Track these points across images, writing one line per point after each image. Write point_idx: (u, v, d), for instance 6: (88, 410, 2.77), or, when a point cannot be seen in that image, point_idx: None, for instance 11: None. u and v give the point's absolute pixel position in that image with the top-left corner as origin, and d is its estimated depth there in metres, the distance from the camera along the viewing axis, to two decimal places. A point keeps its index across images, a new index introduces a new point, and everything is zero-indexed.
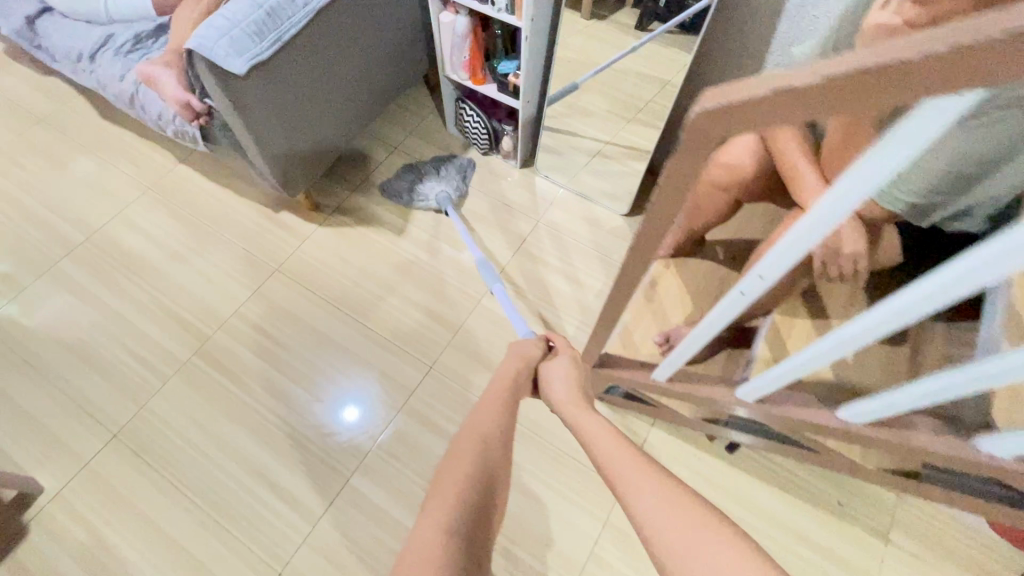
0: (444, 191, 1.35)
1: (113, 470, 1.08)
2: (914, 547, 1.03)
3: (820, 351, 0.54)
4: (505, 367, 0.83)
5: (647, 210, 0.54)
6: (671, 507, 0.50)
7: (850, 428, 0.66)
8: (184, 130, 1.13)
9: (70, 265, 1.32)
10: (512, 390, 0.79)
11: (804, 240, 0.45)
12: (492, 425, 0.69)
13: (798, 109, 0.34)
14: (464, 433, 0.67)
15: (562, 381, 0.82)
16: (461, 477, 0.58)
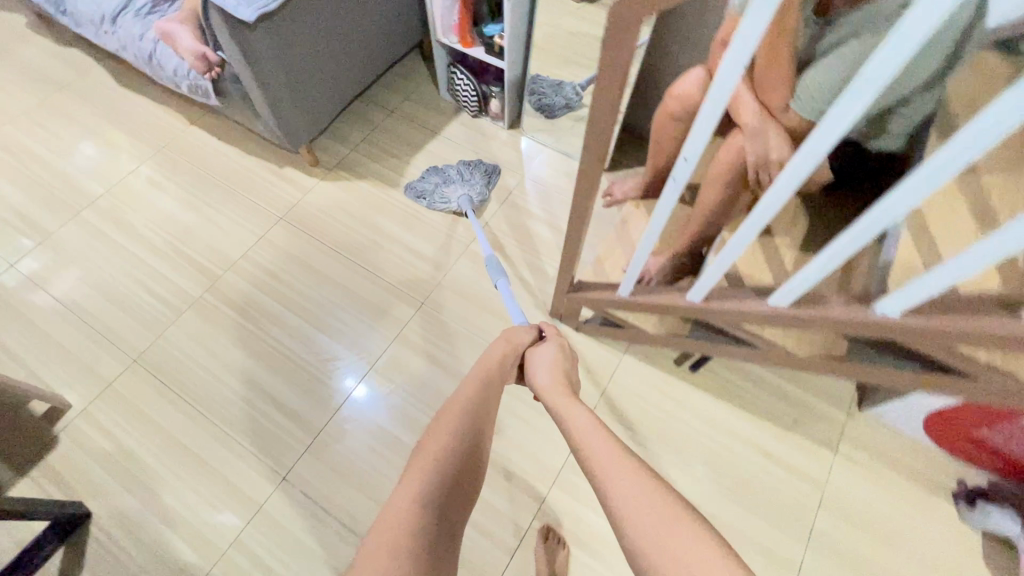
0: (463, 195, 1.37)
1: (134, 389, 1.19)
2: (860, 457, 1.13)
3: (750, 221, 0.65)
4: (493, 348, 0.89)
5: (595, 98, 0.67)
6: (626, 497, 0.55)
7: (777, 311, 0.77)
8: (198, 84, 1.25)
9: (93, 214, 1.43)
10: (499, 374, 0.84)
11: (714, 110, 0.56)
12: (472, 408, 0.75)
13: None
14: (443, 418, 0.73)
15: (545, 367, 0.87)
16: (435, 461, 0.65)
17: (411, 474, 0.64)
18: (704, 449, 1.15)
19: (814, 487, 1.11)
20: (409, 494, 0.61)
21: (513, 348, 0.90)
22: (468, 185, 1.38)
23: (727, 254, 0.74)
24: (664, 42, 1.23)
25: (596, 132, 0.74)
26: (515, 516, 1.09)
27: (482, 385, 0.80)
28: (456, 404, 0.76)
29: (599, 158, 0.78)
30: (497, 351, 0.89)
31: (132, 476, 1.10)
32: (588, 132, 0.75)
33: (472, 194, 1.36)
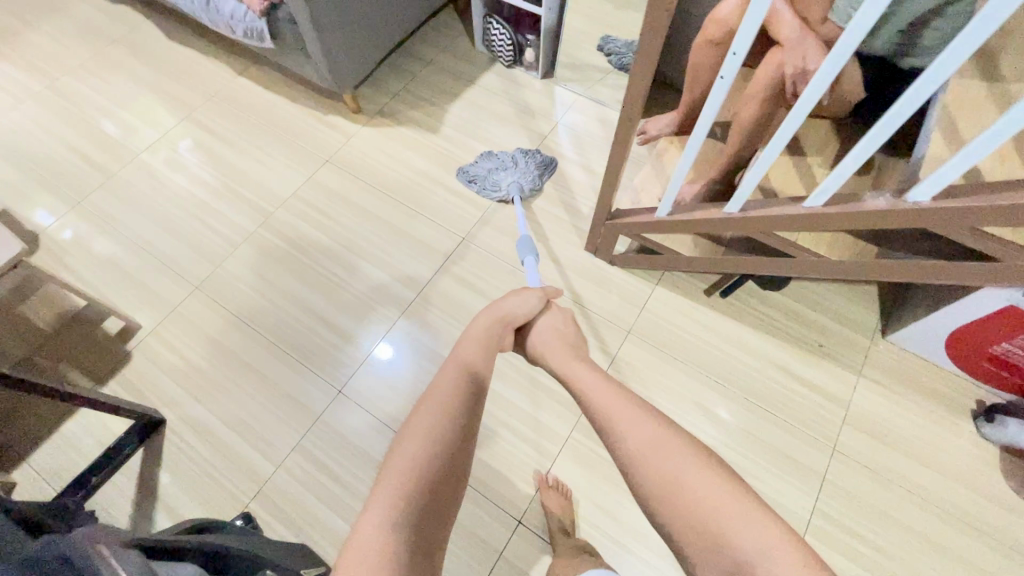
0: (510, 180, 1.39)
1: (199, 312, 1.28)
2: (883, 379, 1.18)
3: (795, 113, 0.70)
4: (476, 322, 0.85)
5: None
6: (660, 449, 0.62)
7: (814, 211, 0.82)
8: (254, 27, 1.32)
9: (150, 157, 1.51)
10: (485, 353, 0.81)
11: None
12: (450, 398, 0.71)
13: None
14: (423, 408, 0.70)
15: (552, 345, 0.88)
16: (421, 455, 0.64)
17: (383, 487, 0.61)
18: (733, 370, 1.20)
19: (839, 405, 1.16)
20: (384, 509, 0.59)
21: (500, 317, 0.87)
22: (521, 173, 1.40)
23: (766, 158, 0.80)
24: None
25: (652, 37, 0.79)
26: (554, 426, 1.16)
27: (470, 362, 0.79)
28: (445, 383, 0.74)
29: (649, 69, 0.84)
30: (481, 325, 0.86)
31: (199, 388, 1.19)
32: (643, 38, 0.80)
33: (521, 182, 1.38)
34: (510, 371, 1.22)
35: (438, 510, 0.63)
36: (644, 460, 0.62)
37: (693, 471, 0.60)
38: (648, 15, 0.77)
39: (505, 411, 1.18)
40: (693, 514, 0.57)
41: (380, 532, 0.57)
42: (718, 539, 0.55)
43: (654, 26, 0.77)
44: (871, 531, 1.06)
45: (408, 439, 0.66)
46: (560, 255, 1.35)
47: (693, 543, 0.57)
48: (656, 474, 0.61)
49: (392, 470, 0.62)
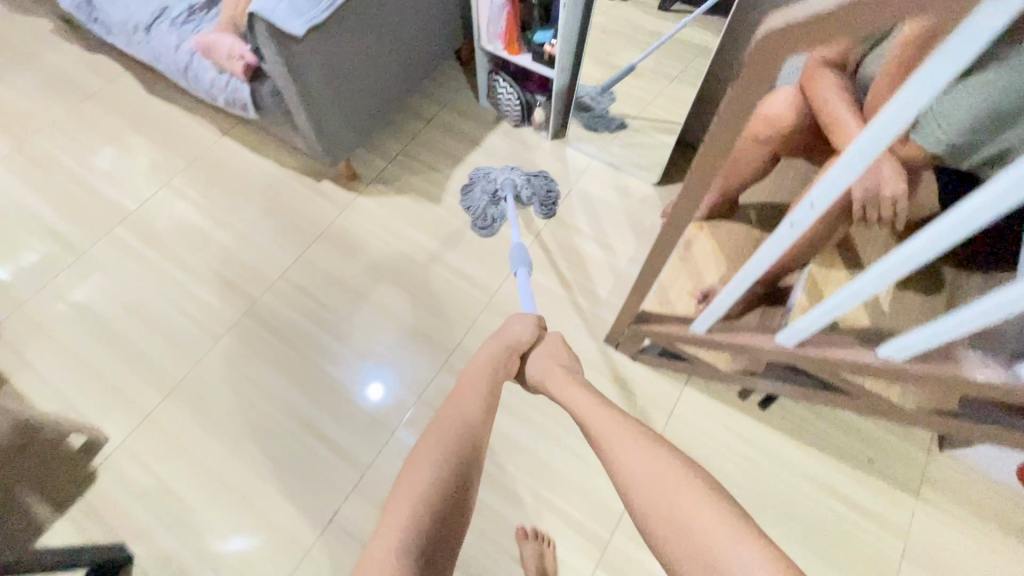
0: (507, 180, 1.31)
1: (174, 420, 1.14)
2: (944, 501, 1.05)
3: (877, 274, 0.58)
4: (481, 352, 0.87)
5: (705, 140, 0.58)
6: (652, 470, 0.60)
7: (891, 364, 0.69)
8: (236, 97, 1.19)
9: (124, 232, 1.38)
10: (490, 380, 0.82)
11: (853, 167, 0.49)
12: (459, 425, 0.74)
13: (848, 27, 0.40)
14: (430, 435, 0.72)
15: (548, 368, 0.86)
16: (426, 476, 0.65)
17: (394, 508, 0.63)
18: (773, 491, 1.07)
19: (894, 535, 1.03)
20: (390, 533, 0.60)
21: (504, 345, 0.88)
22: (513, 172, 1.33)
23: (834, 307, 0.67)
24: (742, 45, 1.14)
25: (698, 181, 0.63)
26: (572, 564, 1.00)
27: (472, 391, 0.80)
28: (451, 412, 0.76)
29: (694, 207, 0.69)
30: (487, 353, 0.87)
31: (173, 514, 1.06)
32: (688, 179, 0.65)
33: (512, 179, 1.31)
34: (520, 491, 1.07)
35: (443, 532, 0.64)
36: (635, 482, 0.60)
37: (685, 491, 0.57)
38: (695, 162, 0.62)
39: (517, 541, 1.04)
40: (689, 533, 0.54)
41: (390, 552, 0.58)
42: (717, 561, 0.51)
43: (703, 172, 0.62)
44: None
45: (420, 464, 0.68)
46: (576, 349, 1.22)
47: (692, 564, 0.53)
48: (649, 497, 0.59)
49: (402, 493, 0.64)
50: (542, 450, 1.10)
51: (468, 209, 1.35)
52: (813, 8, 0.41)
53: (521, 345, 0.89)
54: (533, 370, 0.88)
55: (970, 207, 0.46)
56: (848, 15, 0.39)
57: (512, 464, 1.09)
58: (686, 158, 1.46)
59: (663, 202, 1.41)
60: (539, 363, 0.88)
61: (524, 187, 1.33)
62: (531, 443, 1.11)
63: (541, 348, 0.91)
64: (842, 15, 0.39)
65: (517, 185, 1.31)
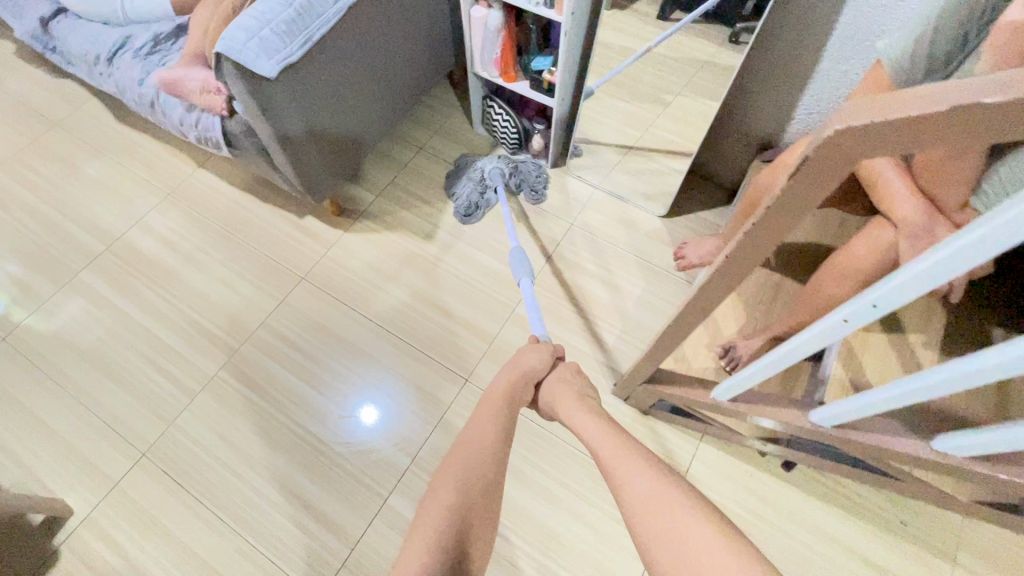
0: (496, 166, 1.32)
1: (144, 490, 1.04)
2: (983, 568, 0.97)
3: (929, 385, 0.50)
4: (496, 381, 0.79)
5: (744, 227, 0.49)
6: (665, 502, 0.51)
7: (950, 461, 0.61)
8: (206, 135, 1.09)
9: (91, 276, 1.28)
10: (508, 407, 0.74)
11: (922, 280, 0.41)
12: (480, 450, 0.65)
13: (943, 135, 0.32)
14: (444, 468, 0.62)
15: (563, 395, 0.77)
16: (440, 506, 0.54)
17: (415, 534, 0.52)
18: (800, 560, 0.99)
19: None
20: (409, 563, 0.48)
21: (521, 373, 0.80)
22: (501, 160, 1.33)
23: (873, 403, 0.59)
24: (760, 73, 1.06)
25: (734, 268, 0.55)
26: None
27: (483, 424, 0.71)
28: (464, 444, 0.67)
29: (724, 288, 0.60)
30: (503, 381, 0.79)
31: None
32: (717, 267, 0.56)
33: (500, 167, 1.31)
34: (525, 567, 0.97)
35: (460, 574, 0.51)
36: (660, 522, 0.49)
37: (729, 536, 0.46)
38: (727, 251, 0.53)
39: None
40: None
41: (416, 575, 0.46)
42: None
43: (739, 262, 0.54)
44: None
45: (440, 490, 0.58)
46: None
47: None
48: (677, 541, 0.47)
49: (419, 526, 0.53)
50: (548, 519, 1.01)
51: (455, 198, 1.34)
52: (905, 108, 0.32)
53: (537, 374, 0.82)
54: (548, 400, 0.80)
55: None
56: (959, 121, 0.30)
57: (517, 536, 1.00)
58: (695, 188, 1.38)
59: (671, 235, 1.33)
60: (559, 389, 0.79)
61: (513, 173, 1.33)
62: (537, 513, 1.01)
63: (557, 374, 0.83)
64: (951, 118, 0.31)
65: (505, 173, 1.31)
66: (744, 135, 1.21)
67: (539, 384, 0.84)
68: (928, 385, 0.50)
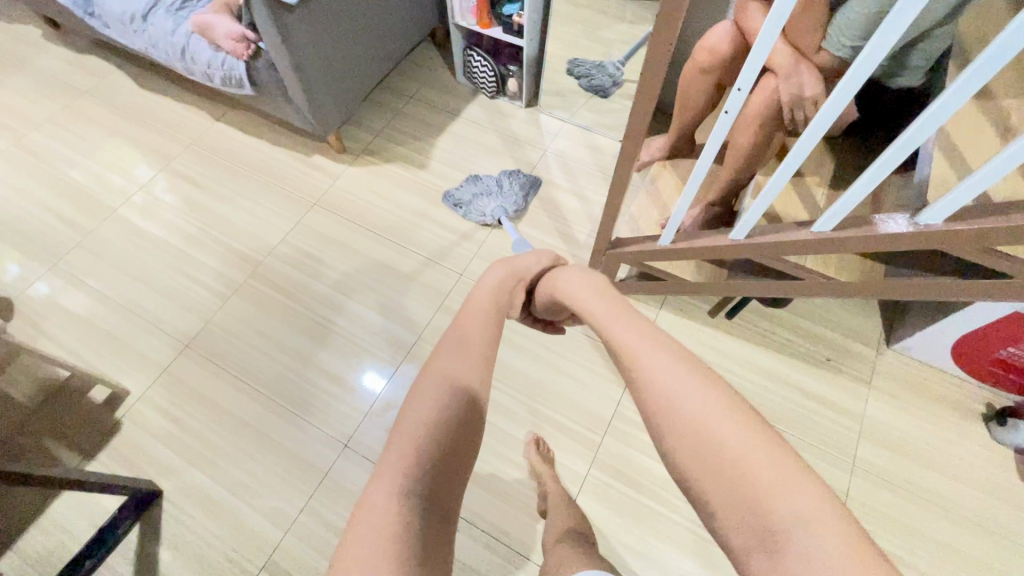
0: (501, 207, 1.39)
1: (190, 372, 1.22)
2: (893, 388, 1.18)
3: (795, 151, 0.71)
4: (489, 276, 0.86)
5: (650, 39, 0.76)
6: (694, 394, 0.53)
7: (823, 235, 0.82)
8: (231, 75, 1.29)
9: (127, 211, 1.46)
10: (497, 303, 0.82)
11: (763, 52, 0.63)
12: (458, 371, 0.67)
13: None
14: (422, 388, 0.64)
15: (559, 283, 0.82)
16: (414, 441, 0.58)
17: (390, 456, 0.58)
18: (744, 392, 1.19)
19: (853, 420, 1.15)
20: (387, 491, 0.54)
21: (512, 274, 0.87)
22: (512, 200, 1.40)
23: (768, 193, 0.80)
24: None
25: (653, 71, 0.80)
26: (569, 466, 1.11)
27: (463, 347, 0.71)
28: (443, 364, 0.68)
29: (648, 104, 0.85)
30: (495, 278, 0.86)
31: (196, 453, 1.14)
32: (641, 82, 0.83)
33: (504, 206, 1.39)
34: (518, 409, 1.17)
35: (440, 496, 0.57)
36: (662, 403, 0.54)
37: (728, 417, 0.51)
38: (647, 56, 0.78)
39: (518, 451, 1.13)
40: (716, 461, 0.49)
41: (389, 502, 0.53)
42: (752, 496, 0.46)
43: (654, 64, 0.78)
44: (903, 549, 1.04)
45: (421, 400, 0.63)
46: None
47: (716, 492, 0.48)
48: (675, 417, 0.53)
49: (395, 452, 0.58)
50: (535, 372, 1.20)
51: (456, 208, 1.43)
52: None
53: (530, 272, 0.89)
54: (546, 289, 0.86)
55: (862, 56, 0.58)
56: None
57: (509, 387, 1.19)
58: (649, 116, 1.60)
59: None
60: (552, 279, 0.85)
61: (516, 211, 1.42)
62: (525, 368, 1.21)
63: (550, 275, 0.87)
64: None
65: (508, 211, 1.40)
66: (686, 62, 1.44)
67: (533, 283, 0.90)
68: (794, 151, 0.71)
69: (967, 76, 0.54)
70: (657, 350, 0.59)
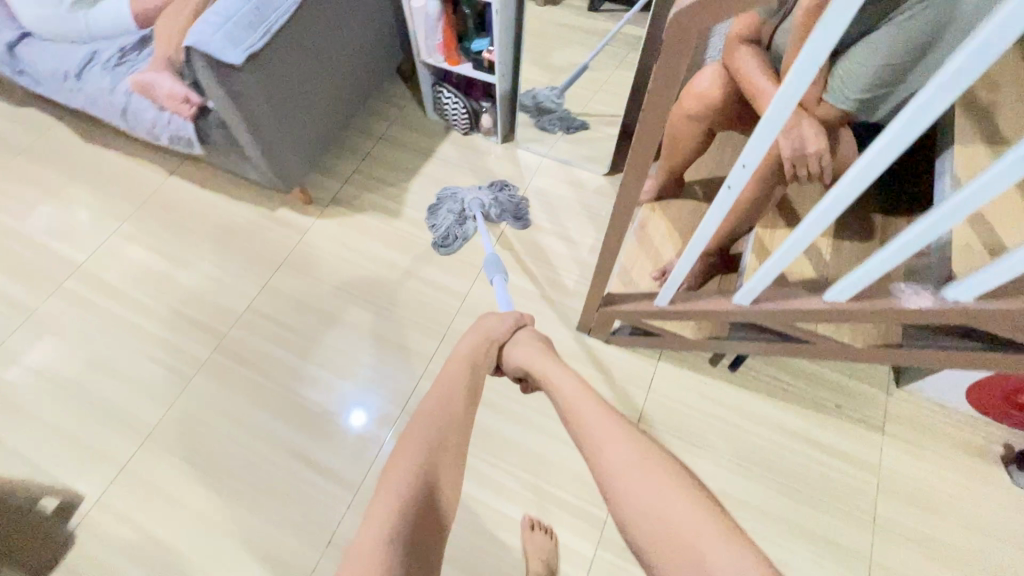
0: (473, 200, 1.36)
1: (152, 468, 1.11)
2: (908, 434, 1.12)
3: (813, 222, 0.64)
4: (460, 344, 0.86)
5: (642, 115, 0.62)
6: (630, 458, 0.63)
7: (837, 306, 0.74)
8: (179, 134, 1.18)
9: (75, 284, 1.34)
10: (473, 362, 0.83)
11: (773, 124, 0.55)
12: (438, 418, 0.73)
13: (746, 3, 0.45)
14: (406, 436, 0.71)
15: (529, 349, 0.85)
16: (400, 484, 0.64)
17: (378, 500, 0.63)
18: (753, 448, 1.12)
19: (869, 473, 1.09)
20: (375, 532, 0.59)
21: (485, 337, 0.87)
22: (481, 192, 1.38)
23: (779, 261, 0.72)
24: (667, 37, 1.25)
25: (644, 147, 0.66)
26: (573, 547, 1.02)
27: (445, 395, 0.77)
28: (427, 413, 0.74)
29: (639, 179, 0.72)
30: (468, 345, 0.85)
31: (162, 563, 1.03)
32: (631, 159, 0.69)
33: (476, 199, 1.36)
34: (515, 487, 1.08)
35: (422, 538, 0.62)
36: (614, 482, 0.62)
37: (679, 497, 0.58)
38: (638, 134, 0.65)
39: (516, 534, 1.04)
40: (654, 521, 0.57)
41: (377, 543, 0.58)
42: (688, 552, 0.54)
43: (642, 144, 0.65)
44: None
45: (406, 452, 0.68)
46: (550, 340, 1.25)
47: (652, 547, 0.57)
48: (622, 495, 0.61)
49: (384, 495, 0.63)
50: (531, 442, 1.12)
51: (447, 239, 1.36)
52: None
53: (500, 337, 0.87)
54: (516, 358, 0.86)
55: (882, 145, 0.51)
56: None
57: (503, 461, 1.10)
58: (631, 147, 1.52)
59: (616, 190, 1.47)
60: (523, 341, 0.89)
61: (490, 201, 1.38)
62: (519, 438, 1.12)
63: (520, 334, 0.89)
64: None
65: (481, 202, 1.36)
66: None
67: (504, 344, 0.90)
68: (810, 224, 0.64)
69: (994, 174, 0.49)
70: (612, 425, 0.68)
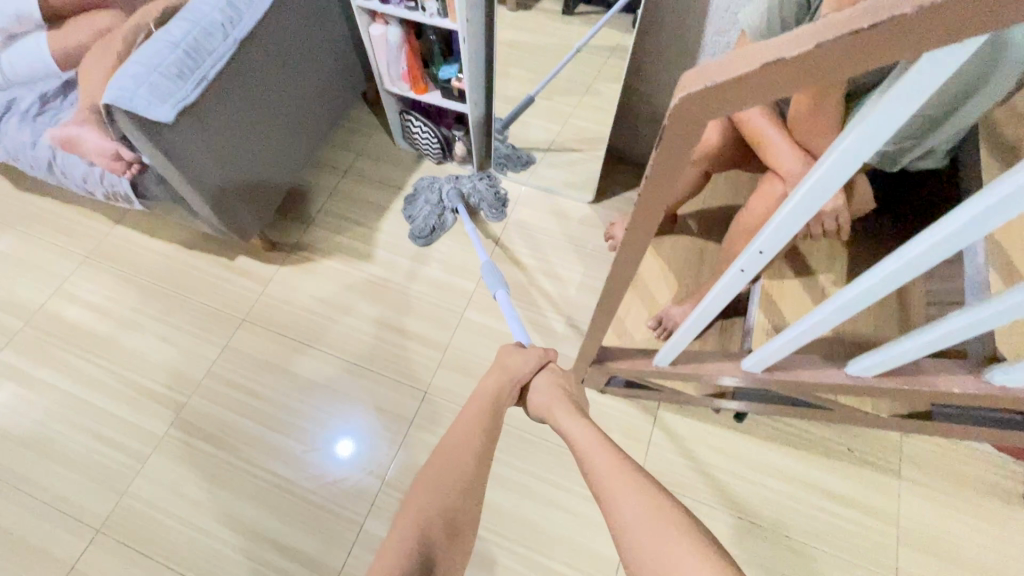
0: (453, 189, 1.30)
1: (105, 566, 1.00)
2: (927, 478, 1.05)
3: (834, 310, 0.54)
4: (484, 383, 0.77)
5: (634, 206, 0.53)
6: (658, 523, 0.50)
7: (861, 383, 0.66)
8: (114, 190, 1.05)
9: (12, 355, 1.20)
10: (494, 406, 0.73)
11: (793, 220, 0.45)
12: (458, 464, 0.62)
13: (767, 92, 0.36)
14: (420, 482, 0.60)
15: (554, 394, 0.77)
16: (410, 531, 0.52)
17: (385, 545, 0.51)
18: (765, 503, 1.04)
19: (887, 524, 1.02)
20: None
21: (509, 376, 0.78)
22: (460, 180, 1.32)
23: (793, 339, 0.62)
24: (651, 57, 1.15)
25: (636, 233, 0.56)
26: None
27: (463, 442, 0.67)
28: (446, 457, 0.64)
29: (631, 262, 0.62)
30: (489, 385, 0.76)
31: None
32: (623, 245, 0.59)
33: (456, 188, 1.30)
34: (510, 565, 0.99)
35: None
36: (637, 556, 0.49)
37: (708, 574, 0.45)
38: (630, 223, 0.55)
39: None
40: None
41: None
42: None
43: (637, 231, 0.56)
44: None
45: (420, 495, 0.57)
46: None
47: None
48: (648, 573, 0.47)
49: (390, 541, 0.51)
50: (525, 511, 1.03)
51: (423, 232, 1.30)
52: (744, 63, 0.35)
53: (523, 376, 0.79)
54: (539, 406, 0.77)
55: (908, 258, 0.44)
56: (805, 67, 0.32)
57: (497, 536, 1.01)
58: (617, 169, 1.42)
59: (603, 218, 1.37)
60: (551, 381, 0.80)
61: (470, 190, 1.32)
62: (512, 508, 1.03)
63: (545, 377, 0.80)
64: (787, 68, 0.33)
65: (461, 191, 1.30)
66: (655, 113, 1.27)
67: (526, 387, 0.81)
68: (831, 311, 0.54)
69: None
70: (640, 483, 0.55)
